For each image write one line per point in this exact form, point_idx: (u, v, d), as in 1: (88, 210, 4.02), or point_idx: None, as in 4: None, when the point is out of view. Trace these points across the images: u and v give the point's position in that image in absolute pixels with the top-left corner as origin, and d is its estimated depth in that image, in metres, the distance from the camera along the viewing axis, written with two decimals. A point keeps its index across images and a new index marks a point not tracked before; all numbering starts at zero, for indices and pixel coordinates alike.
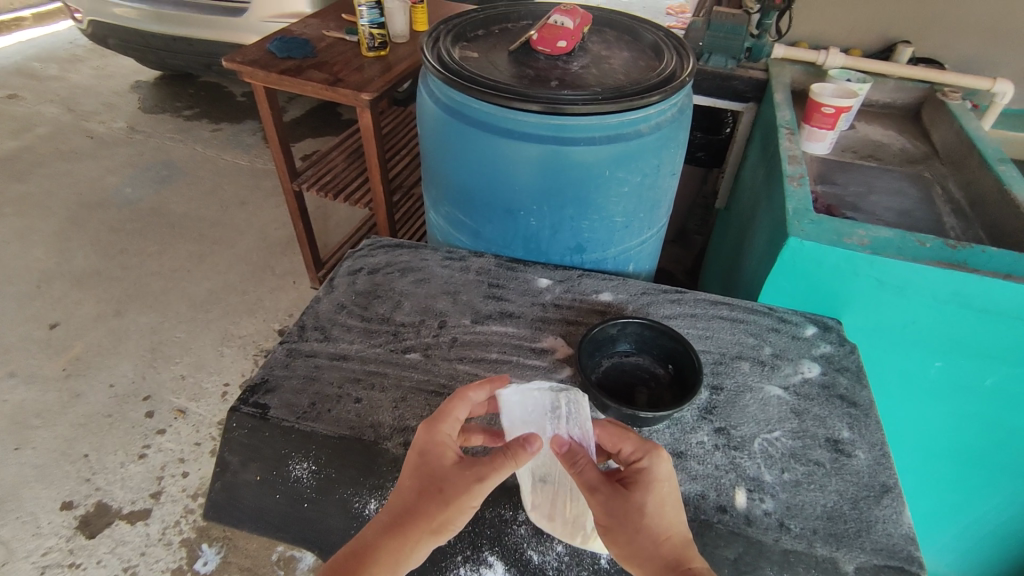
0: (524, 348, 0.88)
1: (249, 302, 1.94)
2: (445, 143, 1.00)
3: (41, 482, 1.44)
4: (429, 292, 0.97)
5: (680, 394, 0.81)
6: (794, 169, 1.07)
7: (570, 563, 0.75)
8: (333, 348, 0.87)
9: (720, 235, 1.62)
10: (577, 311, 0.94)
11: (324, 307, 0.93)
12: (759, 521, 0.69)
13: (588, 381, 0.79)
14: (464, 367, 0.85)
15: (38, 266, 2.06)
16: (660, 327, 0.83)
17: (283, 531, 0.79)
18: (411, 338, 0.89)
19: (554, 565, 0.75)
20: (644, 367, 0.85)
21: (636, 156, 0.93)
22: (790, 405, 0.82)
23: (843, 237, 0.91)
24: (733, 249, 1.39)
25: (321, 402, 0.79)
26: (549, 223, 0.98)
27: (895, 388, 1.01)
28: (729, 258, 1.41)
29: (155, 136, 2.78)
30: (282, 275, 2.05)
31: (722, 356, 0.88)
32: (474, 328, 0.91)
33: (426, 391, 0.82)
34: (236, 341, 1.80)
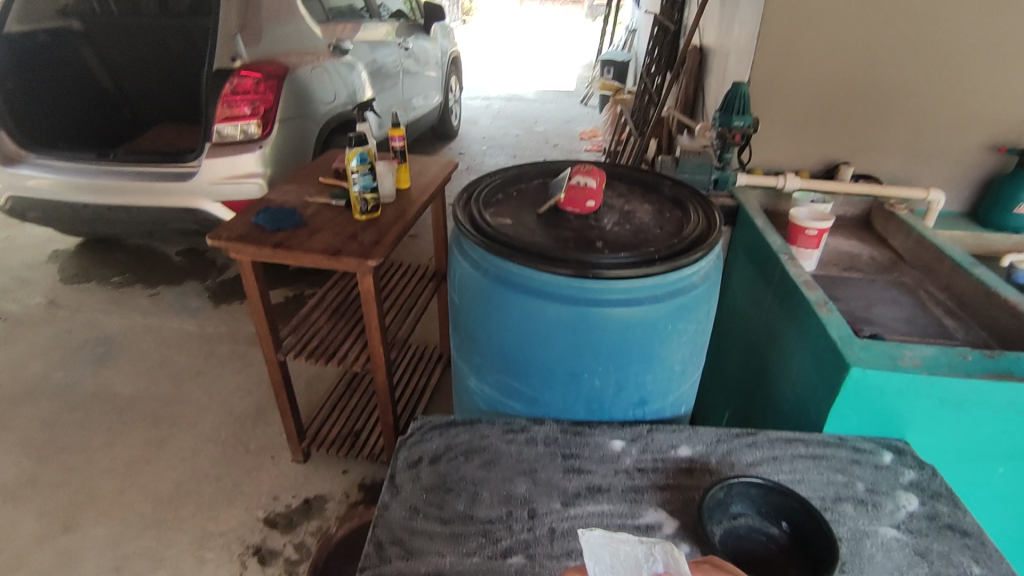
0: (629, 527, 0.82)
1: (224, 489, 1.72)
2: (494, 313, 0.97)
3: None
4: (504, 476, 0.89)
5: (804, 556, 0.79)
6: (815, 295, 1.13)
7: None
8: (424, 566, 0.76)
9: (716, 350, 1.66)
10: (664, 472, 0.90)
11: (396, 515, 0.83)
12: None
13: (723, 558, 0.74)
14: (576, 564, 0.77)
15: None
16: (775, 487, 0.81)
17: None
18: (506, 537, 0.80)
19: None
20: (758, 529, 0.82)
21: (693, 306, 0.94)
22: (911, 546, 0.80)
23: (897, 361, 0.94)
24: (747, 368, 1.42)
25: None
26: (614, 382, 0.95)
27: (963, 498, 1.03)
28: (743, 376, 1.44)
29: (85, 309, 2.55)
30: (257, 450, 1.85)
31: (823, 501, 0.86)
32: (568, 512, 0.84)
33: None
34: (215, 541, 1.57)
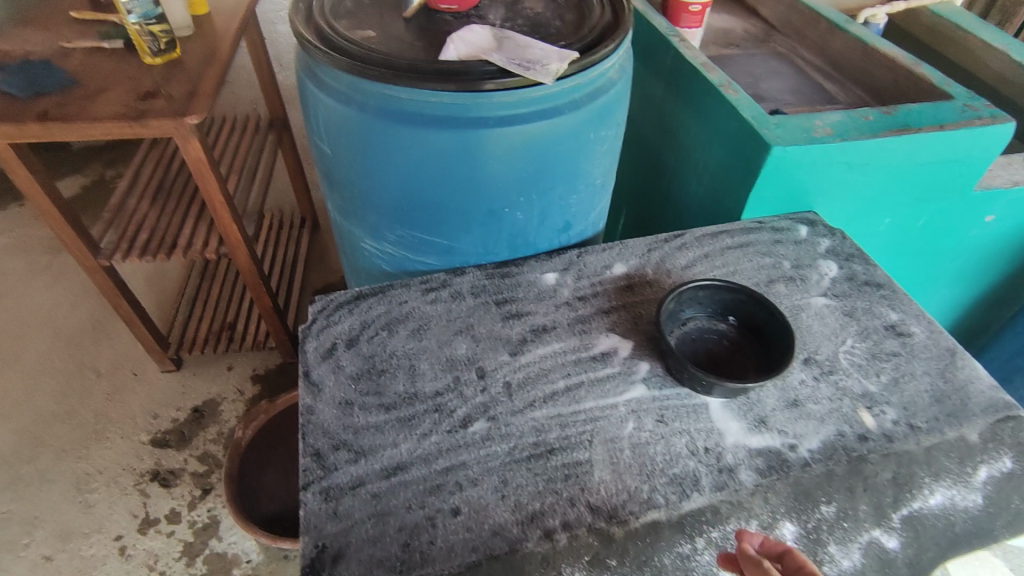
0: (585, 360, 0.76)
1: (89, 423, 1.47)
2: (386, 156, 0.77)
3: None
4: (439, 341, 0.78)
5: (754, 341, 0.79)
6: (717, 77, 1.04)
7: None
8: (378, 462, 0.66)
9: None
10: (606, 296, 0.84)
11: (326, 415, 0.70)
12: (896, 434, 0.70)
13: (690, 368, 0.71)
14: (542, 413, 0.71)
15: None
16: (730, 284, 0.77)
17: None
18: (460, 405, 0.71)
19: None
20: (709, 329, 0.81)
21: (613, 108, 0.81)
22: (839, 308, 0.83)
23: (811, 133, 0.91)
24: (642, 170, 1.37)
25: (415, 537, 0.60)
26: (537, 212, 0.84)
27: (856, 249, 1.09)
28: (638, 180, 1.40)
29: None
30: (111, 371, 1.58)
31: (758, 286, 0.86)
32: (520, 362, 0.76)
33: (522, 460, 0.67)
34: (100, 479, 1.37)
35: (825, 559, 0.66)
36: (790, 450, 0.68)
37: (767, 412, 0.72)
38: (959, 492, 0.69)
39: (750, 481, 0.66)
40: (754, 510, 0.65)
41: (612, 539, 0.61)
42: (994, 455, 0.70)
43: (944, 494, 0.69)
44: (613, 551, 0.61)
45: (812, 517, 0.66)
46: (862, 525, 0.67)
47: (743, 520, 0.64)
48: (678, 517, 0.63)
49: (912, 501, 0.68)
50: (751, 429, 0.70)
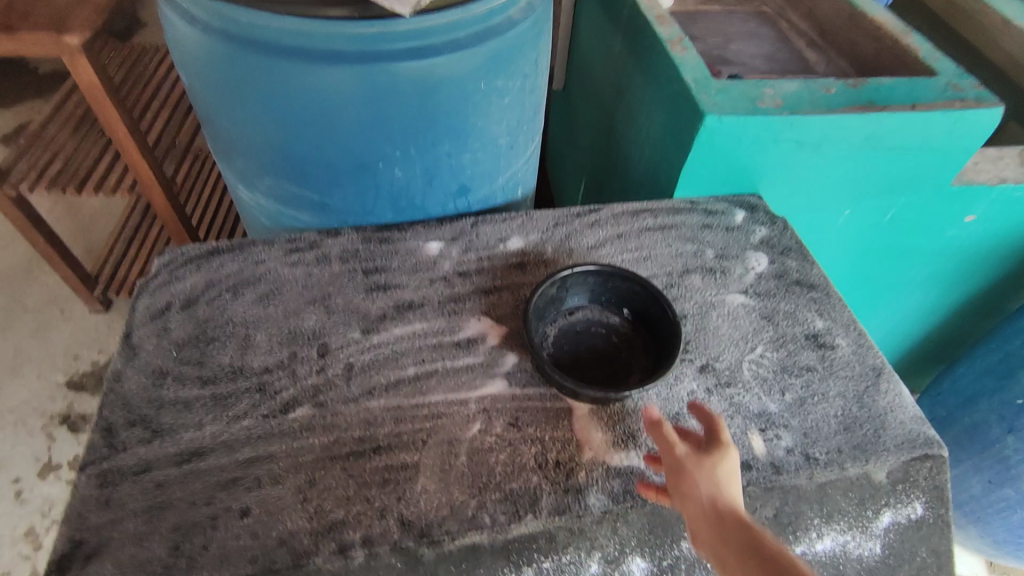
0: (447, 346, 0.67)
1: (5, 361, 1.37)
2: (233, 92, 0.65)
3: None
4: (286, 310, 0.68)
5: (646, 338, 0.70)
6: (668, 32, 0.90)
7: None
8: (175, 444, 0.57)
9: (556, 119, 1.46)
10: (490, 274, 0.74)
11: (133, 386, 0.61)
12: (787, 464, 0.60)
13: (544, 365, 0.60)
14: (380, 402, 0.62)
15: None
16: (616, 271, 0.67)
17: None
18: (288, 386, 0.62)
19: None
20: (596, 321, 0.71)
21: (513, 54, 0.68)
22: (757, 310, 0.72)
23: (757, 102, 0.77)
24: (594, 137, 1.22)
25: (190, 539, 0.52)
26: (420, 170, 0.72)
27: (811, 241, 0.97)
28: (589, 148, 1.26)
29: None
30: (40, 308, 1.47)
31: (669, 277, 0.75)
32: (371, 341, 0.66)
33: (342, 457, 0.58)
34: (8, 418, 1.30)
35: None
36: (656, 473, 0.59)
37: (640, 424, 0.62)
38: (852, 538, 0.59)
39: (599, 507, 0.56)
40: (597, 539, 0.56)
41: (420, 560, 0.53)
42: (899, 498, 0.61)
43: (833, 538, 0.59)
44: None
45: (669, 553, 0.57)
46: None
47: (581, 552, 0.56)
48: (504, 540, 0.55)
49: (794, 544, 0.58)
50: (617, 443, 0.60)
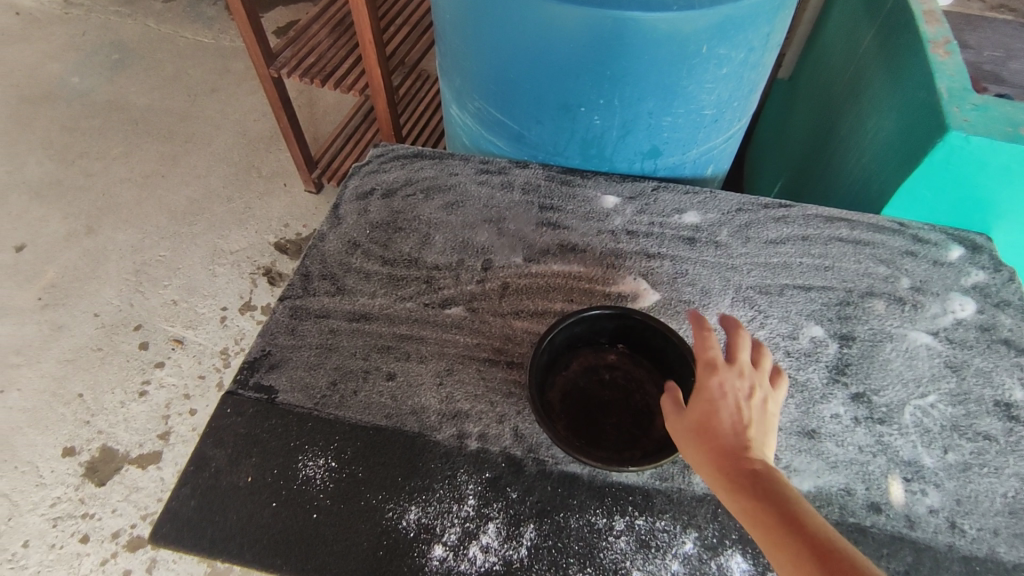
0: (598, 294, 0.69)
1: (237, 211, 1.63)
2: (469, 12, 0.70)
3: (37, 427, 1.28)
4: (465, 221, 0.75)
5: (648, 369, 0.65)
6: (935, 31, 0.79)
7: None
8: (351, 304, 0.67)
9: (773, 109, 1.36)
10: (658, 240, 0.74)
11: (332, 248, 0.72)
12: (923, 523, 0.55)
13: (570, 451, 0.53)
14: (523, 324, 0.66)
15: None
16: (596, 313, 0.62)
17: (249, 559, 0.52)
18: (450, 286, 0.69)
19: None
20: (599, 365, 0.65)
21: (744, 23, 0.65)
22: (942, 357, 0.65)
23: (1020, 129, 0.67)
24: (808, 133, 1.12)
25: (343, 381, 0.61)
26: (619, 122, 0.74)
27: None
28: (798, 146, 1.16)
29: None
30: (269, 177, 1.71)
31: (848, 293, 0.69)
32: (530, 269, 0.71)
33: (479, 360, 0.63)
34: (228, 258, 1.55)
35: None
36: None
37: (769, 430, 0.59)
38: None
39: (701, 488, 0.56)
40: (696, 518, 0.55)
41: (523, 469, 0.57)
42: None
43: None
44: (517, 479, 0.57)
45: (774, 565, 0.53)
46: None
47: (678, 524, 0.55)
48: (602, 483, 0.57)
49: None
50: None
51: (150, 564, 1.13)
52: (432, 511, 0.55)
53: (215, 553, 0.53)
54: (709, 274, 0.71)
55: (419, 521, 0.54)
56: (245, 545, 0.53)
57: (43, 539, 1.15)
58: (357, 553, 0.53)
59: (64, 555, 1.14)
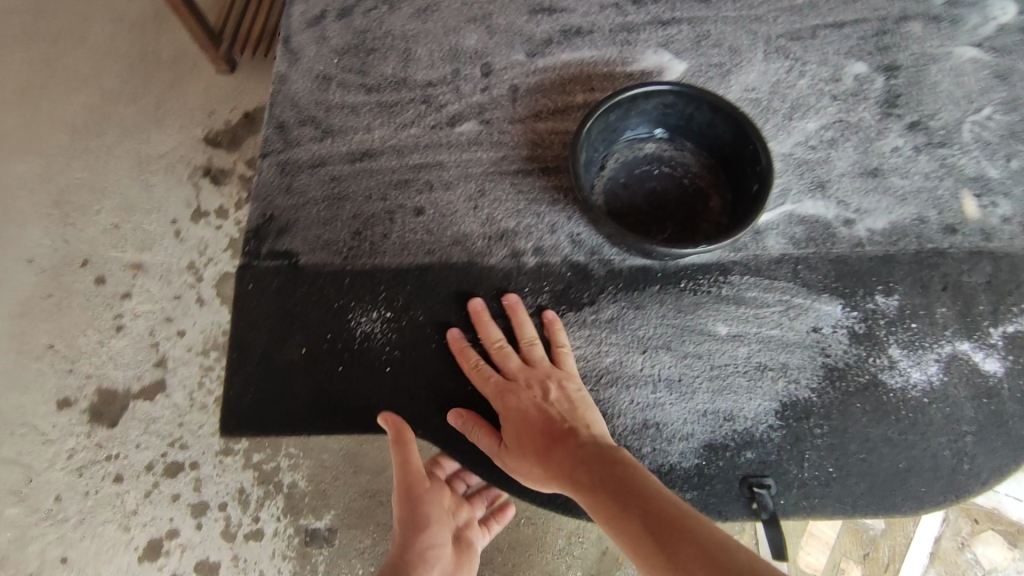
0: (619, 77, 0.61)
1: (146, 109, 1.36)
2: None
3: (17, 388, 1.14)
4: (446, 26, 0.63)
5: (697, 151, 0.57)
6: None
7: (793, 346, 0.51)
8: (346, 144, 0.57)
9: None
10: (668, 4, 0.64)
11: (300, 88, 0.60)
12: (998, 233, 0.54)
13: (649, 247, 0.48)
14: (547, 125, 0.58)
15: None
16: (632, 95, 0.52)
17: (338, 428, 0.49)
18: (452, 101, 0.59)
19: (771, 355, 0.51)
20: (638, 158, 0.57)
21: None
22: (989, 67, 0.61)
23: None
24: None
25: (370, 228, 0.54)
26: None
27: None
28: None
29: None
30: (171, 61, 1.40)
31: (883, 22, 0.63)
32: (537, 65, 0.61)
33: (511, 173, 0.56)
34: (158, 165, 1.32)
35: (879, 362, 0.51)
36: (843, 226, 0.54)
37: (830, 177, 0.56)
38: None
39: (778, 249, 0.54)
40: (779, 280, 0.53)
41: (591, 274, 0.53)
42: None
43: None
44: (589, 285, 0.52)
45: (863, 304, 0.52)
46: (939, 330, 0.52)
47: (761, 288, 0.53)
48: (675, 269, 0.53)
49: (1018, 318, 0.52)
50: (805, 191, 0.56)
51: (197, 483, 1.10)
52: (509, 335, 0.51)
53: (298, 432, 0.49)
54: (734, 31, 0.63)
55: None
56: (327, 415, 0.49)
57: (75, 490, 1.09)
58: (448, 397, 0.49)
59: (102, 499, 1.07)
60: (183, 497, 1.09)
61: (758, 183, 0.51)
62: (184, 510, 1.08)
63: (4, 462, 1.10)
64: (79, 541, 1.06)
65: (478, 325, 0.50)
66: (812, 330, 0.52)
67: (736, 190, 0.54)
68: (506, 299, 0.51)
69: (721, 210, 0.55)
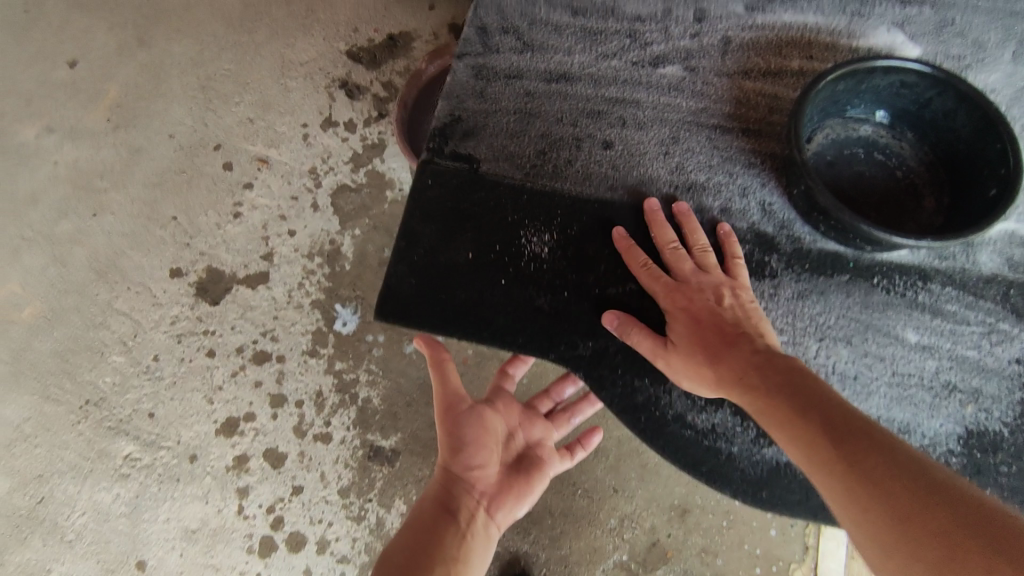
0: (845, 50, 0.56)
1: (298, 14, 1.36)
2: None
3: (139, 249, 1.21)
4: None
5: (917, 144, 0.52)
6: None
7: (989, 372, 0.46)
8: (545, 62, 0.55)
9: None
10: None
11: None
12: None
13: (866, 229, 0.44)
14: (756, 85, 0.54)
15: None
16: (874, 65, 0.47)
17: (486, 339, 0.48)
18: (660, 41, 0.56)
19: (964, 376, 0.46)
20: (851, 138, 0.52)
21: None
22: None
23: None
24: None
25: (555, 151, 0.52)
26: None
27: None
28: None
29: None
30: None
31: None
32: (755, 21, 0.57)
33: (710, 127, 0.53)
34: (299, 69, 1.32)
35: None
36: None
37: None
38: None
39: (988, 267, 0.49)
40: (985, 299, 0.48)
41: (777, 247, 0.49)
42: None
43: None
44: (772, 258, 0.49)
45: None
46: None
47: (964, 301, 0.48)
48: (870, 262, 0.49)
49: None
50: None
51: (280, 377, 1.14)
52: None
53: (448, 332, 0.48)
54: (983, 24, 0.56)
55: None
56: (481, 323, 0.48)
57: (172, 354, 1.15)
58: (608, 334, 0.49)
59: (194, 369, 1.14)
60: (265, 385, 1.13)
61: (996, 188, 0.45)
62: (264, 398, 1.13)
63: (117, 313, 1.17)
64: (167, 401, 1.12)
65: (652, 226, 0.49)
66: (1014, 361, 0.46)
67: (960, 192, 0.49)
68: (647, 203, 0.49)
69: (934, 211, 0.50)
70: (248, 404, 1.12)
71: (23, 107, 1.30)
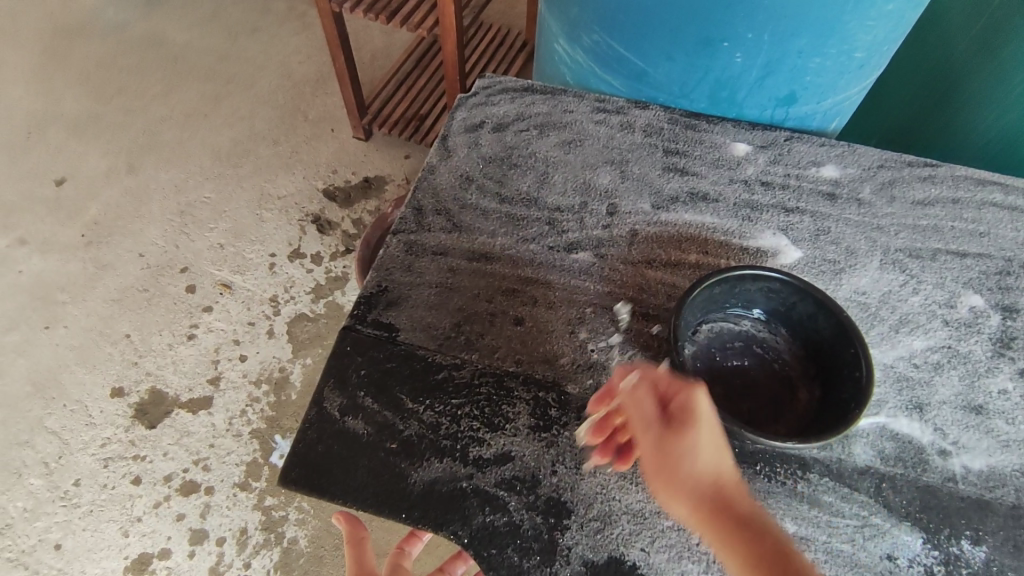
0: (737, 248, 0.63)
1: (282, 155, 1.46)
2: None
3: (84, 365, 1.20)
4: (584, 162, 0.69)
5: (793, 340, 0.57)
6: None
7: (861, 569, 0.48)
8: (469, 243, 0.61)
9: None
10: (795, 193, 0.68)
11: (444, 182, 0.66)
12: None
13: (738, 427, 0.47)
14: (656, 274, 0.61)
15: (16, 104, 1.52)
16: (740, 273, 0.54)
17: (383, 510, 0.49)
18: (574, 229, 0.63)
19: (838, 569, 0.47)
20: (732, 331, 0.57)
21: None
22: None
23: None
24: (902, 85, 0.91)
25: (469, 324, 0.56)
26: (762, 63, 0.66)
27: None
28: (880, 106, 0.96)
29: None
30: (316, 121, 1.51)
31: (1006, 263, 0.64)
32: (659, 217, 0.65)
33: (613, 309, 0.58)
34: (275, 202, 1.40)
35: None
36: (938, 454, 0.52)
37: (932, 402, 0.55)
38: None
39: (863, 460, 0.52)
40: (859, 491, 0.50)
41: None
42: None
43: None
44: None
45: (944, 547, 0.48)
46: None
47: (840, 492, 0.50)
48: (753, 450, 0.52)
49: None
50: (902, 409, 0.55)
51: (205, 510, 1.07)
52: (572, 468, 0.50)
53: (346, 501, 0.49)
54: (854, 234, 0.65)
55: (559, 478, 0.50)
56: (378, 492, 0.49)
57: (94, 479, 1.09)
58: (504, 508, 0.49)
59: (115, 496, 1.08)
60: (187, 518, 1.06)
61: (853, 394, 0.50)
62: (183, 533, 1.05)
63: (46, 431, 1.13)
64: (78, 531, 1.05)
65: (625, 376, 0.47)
66: (885, 558, 0.48)
67: (829, 388, 0.53)
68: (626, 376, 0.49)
69: (808, 404, 0.54)
70: (164, 539, 1.05)
71: (0, 221, 1.35)
